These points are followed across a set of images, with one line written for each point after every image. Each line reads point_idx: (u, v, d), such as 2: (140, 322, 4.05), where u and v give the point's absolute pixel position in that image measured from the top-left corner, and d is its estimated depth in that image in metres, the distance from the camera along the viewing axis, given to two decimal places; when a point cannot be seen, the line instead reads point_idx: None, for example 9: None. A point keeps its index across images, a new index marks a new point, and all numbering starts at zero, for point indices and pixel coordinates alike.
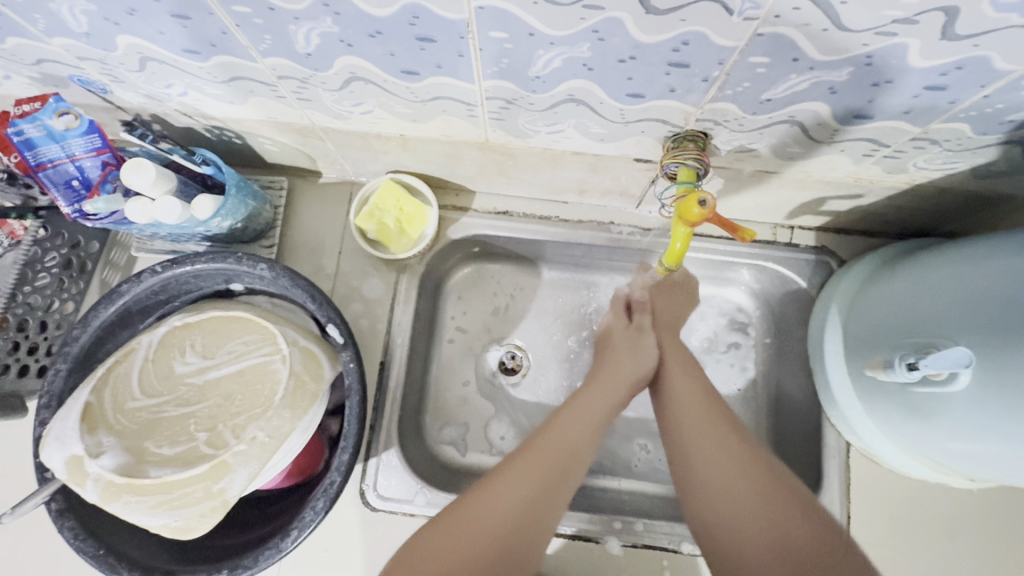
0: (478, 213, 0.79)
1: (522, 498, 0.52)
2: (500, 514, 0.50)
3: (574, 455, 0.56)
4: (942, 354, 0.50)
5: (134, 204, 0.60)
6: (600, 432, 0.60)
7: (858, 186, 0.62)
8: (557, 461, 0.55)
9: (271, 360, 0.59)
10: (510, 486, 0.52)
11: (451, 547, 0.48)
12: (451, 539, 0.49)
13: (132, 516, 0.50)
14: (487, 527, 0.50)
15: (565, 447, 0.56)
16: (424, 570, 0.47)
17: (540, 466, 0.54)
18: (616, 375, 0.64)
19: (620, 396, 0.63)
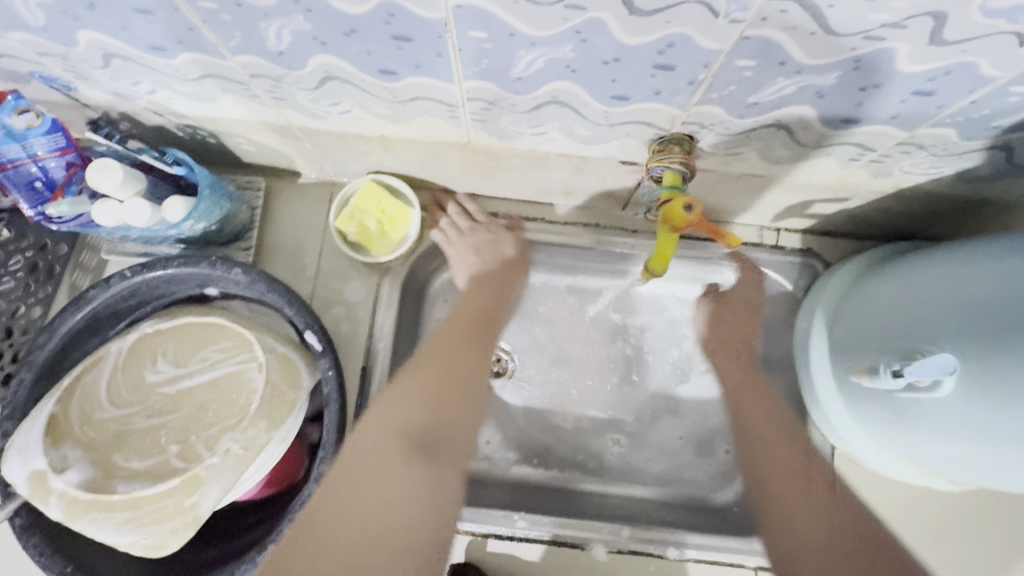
0: (462, 214, 0.77)
1: (454, 403, 0.64)
2: (424, 399, 0.63)
3: (486, 323, 0.71)
4: (926, 361, 0.49)
5: (101, 206, 0.58)
6: (491, 311, 0.72)
7: (844, 189, 0.62)
8: (470, 332, 0.69)
9: (246, 368, 0.58)
10: (406, 401, 0.62)
11: (405, 397, 0.62)
12: (415, 399, 0.62)
13: (98, 535, 0.48)
14: (440, 390, 0.64)
15: (474, 360, 0.67)
16: (378, 446, 0.59)
17: (462, 337, 0.68)
18: (494, 284, 0.73)
19: (489, 305, 0.72)
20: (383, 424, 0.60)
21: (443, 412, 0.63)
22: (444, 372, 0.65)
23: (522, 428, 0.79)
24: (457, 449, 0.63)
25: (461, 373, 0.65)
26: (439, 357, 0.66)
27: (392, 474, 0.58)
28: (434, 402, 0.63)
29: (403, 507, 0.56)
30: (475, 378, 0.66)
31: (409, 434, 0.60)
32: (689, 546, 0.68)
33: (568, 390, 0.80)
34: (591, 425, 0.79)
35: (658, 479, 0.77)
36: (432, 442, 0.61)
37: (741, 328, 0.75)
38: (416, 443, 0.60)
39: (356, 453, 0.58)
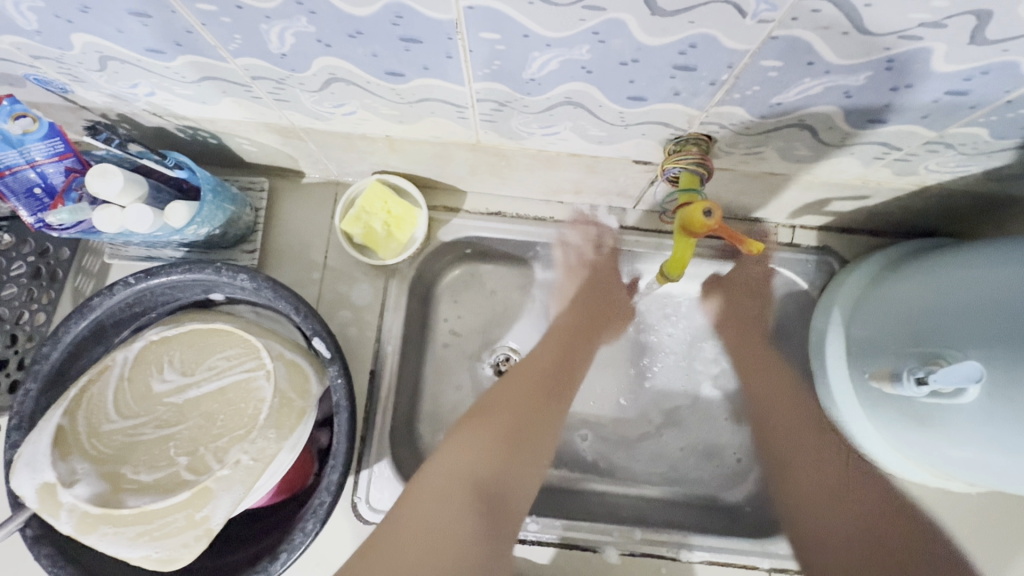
0: (469, 213, 0.76)
1: (536, 421, 0.68)
2: (527, 429, 0.67)
3: (568, 379, 0.72)
4: (950, 369, 0.48)
5: (102, 212, 0.56)
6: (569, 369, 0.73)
7: (864, 187, 0.60)
8: (540, 388, 0.70)
9: (254, 376, 0.57)
10: (443, 459, 0.62)
11: (502, 434, 0.66)
12: (499, 431, 0.66)
13: (109, 549, 0.47)
14: (514, 432, 0.66)
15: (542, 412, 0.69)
16: (433, 478, 0.61)
17: (541, 391, 0.70)
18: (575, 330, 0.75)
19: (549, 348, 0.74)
20: (465, 466, 0.62)
21: (475, 479, 0.62)
22: (512, 429, 0.67)
23: None
24: (518, 512, 0.63)
25: (542, 401, 0.70)
26: (535, 377, 0.71)
27: (457, 515, 0.59)
28: (489, 455, 0.64)
29: (457, 550, 0.57)
30: (545, 438, 0.68)
31: (474, 489, 0.62)
32: (697, 547, 0.68)
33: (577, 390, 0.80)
34: (602, 426, 0.79)
35: (671, 479, 0.77)
36: (491, 502, 0.62)
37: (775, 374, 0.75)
38: (482, 496, 0.62)
39: (430, 477, 0.61)
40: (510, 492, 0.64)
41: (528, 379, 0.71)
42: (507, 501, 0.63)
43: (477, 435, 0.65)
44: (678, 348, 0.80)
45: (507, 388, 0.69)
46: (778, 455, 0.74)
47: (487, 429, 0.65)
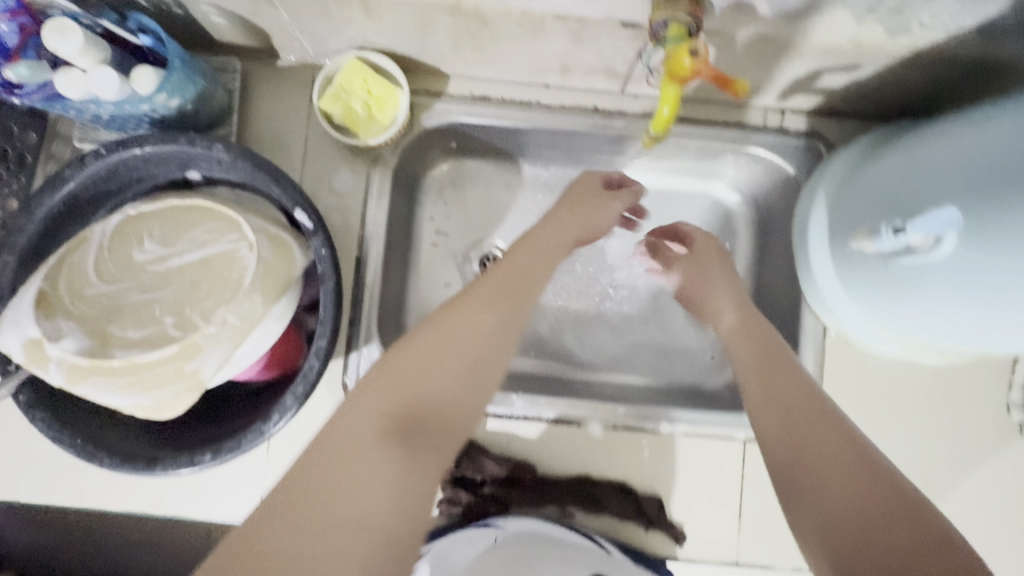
0: (453, 98, 0.73)
1: (486, 330, 0.52)
2: (470, 339, 0.51)
3: (517, 297, 0.56)
4: (931, 217, 0.50)
5: (64, 75, 0.54)
6: (531, 283, 0.58)
7: (855, 53, 0.59)
8: (504, 297, 0.56)
9: (236, 248, 0.56)
10: (371, 387, 0.47)
11: (435, 348, 0.50)
12: (430, 349, 0.49)
13: (100, 397, 0.48)
14: (453, 350, 0.50)
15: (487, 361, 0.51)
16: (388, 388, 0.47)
17: (498, 301, 0.55)
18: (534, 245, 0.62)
19: (543, 271, 0.61)
20: (384, 390, 0.47)
21: (441, 375, 0.49)
22: (461, 335, 0.51)
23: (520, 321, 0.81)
24: (450, 435, 0.48)
25: (508, 324, 0.54)
26: (496, 284, 0.56)
27: (376, 464, 0.42)
28: (460, 360, 0.50)
29: (377, 513, 0.41)
30: (491, 355, 0.52)
31: (392, 417, 0.45)
32: (678, 419, 0.71)
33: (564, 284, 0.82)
34: (587, 318, 0.81)
35: (653, 367, 0.80)
36: (414, 434, 0.45)
37: (750, 329, 0.60)
38: (408, 421, 0.46)
39: (353, 419, 0.45)
40: (464, 402, 0.49)
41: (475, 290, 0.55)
42: (451, 424, 0.48)
43: (465, 315, 0.53)
44: None
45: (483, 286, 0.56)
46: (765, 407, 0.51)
47: (455, 321, 0.52)
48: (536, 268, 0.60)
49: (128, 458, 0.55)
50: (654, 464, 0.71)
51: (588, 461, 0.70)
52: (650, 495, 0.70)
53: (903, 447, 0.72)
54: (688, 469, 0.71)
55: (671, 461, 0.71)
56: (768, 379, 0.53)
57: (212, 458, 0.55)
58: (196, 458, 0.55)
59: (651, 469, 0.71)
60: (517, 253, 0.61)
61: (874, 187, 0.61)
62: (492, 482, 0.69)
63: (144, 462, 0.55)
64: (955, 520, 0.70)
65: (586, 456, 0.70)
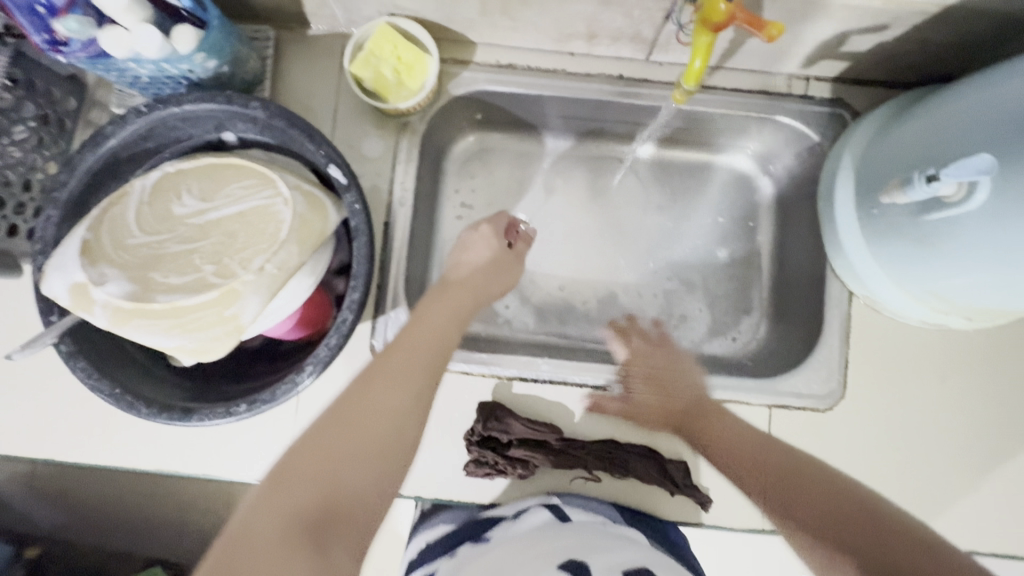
0: (479, 67, 0.74)
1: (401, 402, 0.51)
2: (389, 415, 0.49)
3: (433, 363, 0.56)
4: (963, 163, 0.49)
5: (108, 34, 0.55)
6: (446, 350, 0.58)
7: (886, 11, 0.59)
8: (421, 365, 0.54)
9: (272, 203, 0.57)
10: (276, 489, 0.42)
11: (346, 436, 0.46)
12: (343, 429, 0.47)
13: (144, 339, 0.50)
14: (363, 432, 0.47)
15: (402, 439, 0.49)
16: (299, 485, 0.43)
17: (410, 370, 0.53)
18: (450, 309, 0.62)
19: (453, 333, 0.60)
20: (292, 489, 0.42)
21: (355, 461, 0.46)
22: (372, 414, 0.48)
23: (543, 292, 0.82)
24: (365, 522, 0.45)
25: (425, 394, 0.53)
26: (409, 355, 0.54)
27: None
28: (372, 443, 0.47)
29: None
30: (408, 425, 0.50)
31: (304, 515, 0.41)
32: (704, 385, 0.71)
33: (586, 255, 0.83)
34: (609, 288, 0.82)
35: (675, 337, 0.80)
36: (328, 528, 0.42)
37: (746, 442, 0.63)
38: (317, 521, 0.41)
39: (259, 522, 0.40)
40: (380, 487, 0.47)
41: (390, 364, 0.53)
42: (361, 512, 0.45)
43: (379, 395, 0.50)
44: (681, 216, 0.84)
45: (398, 360, 0.54)
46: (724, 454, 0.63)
47: (367, 401, 0.49)
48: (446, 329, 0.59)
49: (165, 408, 0.56)
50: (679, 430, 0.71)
51: (612, 425, 0.71)
52: (677, 460, 0.69)
53: (930, 415, 0.71)
54: None
55: None
56: (825, 513, 0.53)
57: (247, 409, 0.56)
58: (231, 409, 0.56)
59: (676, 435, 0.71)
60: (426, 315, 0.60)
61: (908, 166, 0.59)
62: (521, 443, 0.69)
63: (180, 411, 0.56)
64: (983, 489, 0.70)
65: (611, 420, 0.71)
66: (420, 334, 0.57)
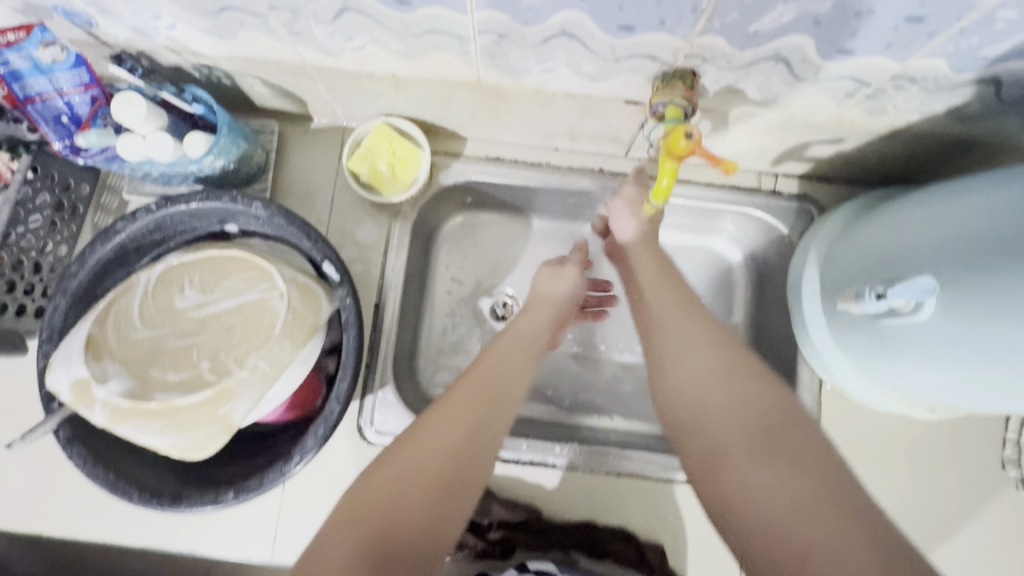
0: (469, 159, 0.80)
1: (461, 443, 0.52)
2: (452, 444, 0.52)
3: (506, 389, 0.58)
4: (908, 284, 0.53)
5: (125, 140, 0.60)
6: (522, 381, 0.60)
7: (840, 130, 0.64)
8: (490, 393, 0.57)
9: (269, 297, 0.60)
10: (347, 525, 0.46)
11: (405, 470, 0.50)
12: (405, 460, 0.50)
13: (140, 437, 0.52)
14: (422, 463, 0.50)
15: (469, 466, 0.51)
16: (363, 520, 0.47)
17: (471, 414, 0.55)
18: (520, 341, 0.64)
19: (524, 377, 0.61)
20: (356, 527, 0.46)
21: (410, 489, 0.49)
22: (433, 443, 0.51)
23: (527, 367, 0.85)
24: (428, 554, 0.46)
25: (493, 422, 0.55)
26: (473, 384, 0.57)
27: None
28: (432, 472, 0.50)
29: None
30: (478, 449, 0.53)
31: (367, 548, 0.45)
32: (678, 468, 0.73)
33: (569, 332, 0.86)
34: (591, 364, 0.85)
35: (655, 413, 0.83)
36: (384, 559, 0.44)
37: (688, 343, 0.58)
38: (378, 554, 0.44)
39: (328, 559, 0.44)
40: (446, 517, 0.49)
41: (459, 393, 0.56)
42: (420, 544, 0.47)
43: (444, 424, 0.53)
44: None
45: (461, 388, 0.57)
46: (667, 361, 0.58)
47: (429, 431, 0.52)
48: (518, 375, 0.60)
49: (155, 495, 0.58)
50: (656, 512, 0.72)
51: (591, 506, 0.73)
52: (651, 542, 0.71)
53: (901, 501, 0.73)
54: (689, 516, 0.72)
55: (672, 508, 0.73)
56: (711, 394, 0.53)
57: (235, 496, 0.58)
58: (220, 497, 0.58)
59: (653, 518, 0.72)
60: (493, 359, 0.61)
61: (865, 271, 0.63)
62: (500, 526, 0.70)
63: (170, 498, 0.58)
64: None
65: (590, 501, 0.73)
66: (489, 362, 0.61)
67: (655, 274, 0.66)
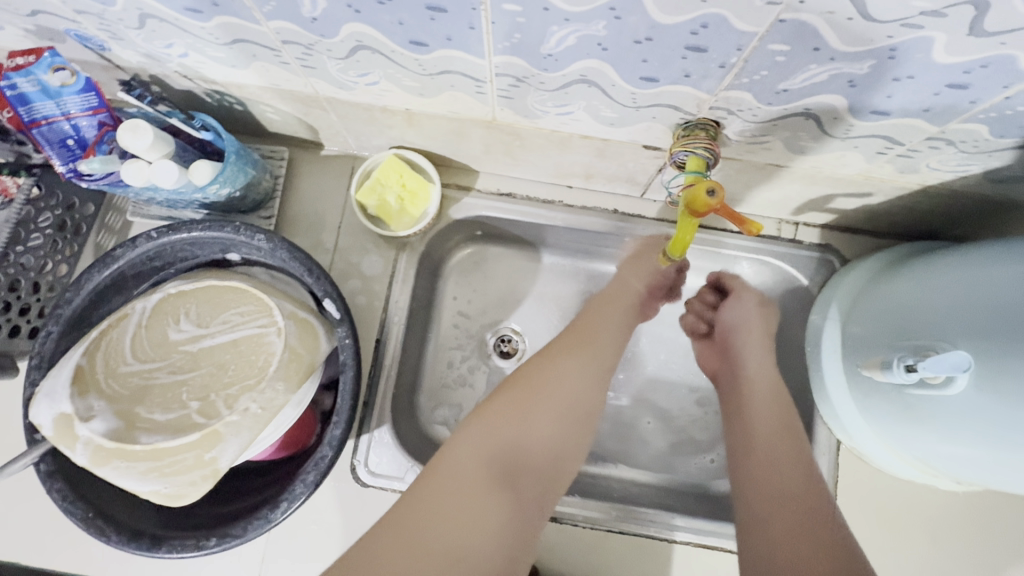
0: (481, 193, 0.78)
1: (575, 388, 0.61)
2: (572, 385, 0.61)
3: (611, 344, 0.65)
4: (940, 357, 0.50)
5: (130, 166, 0.59)
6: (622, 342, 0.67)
7: (868, 184, 0.61)
8: (596, 343, 0.65)
9: (266, 332, 0.58)
10: (479, 431, 0.57)
11: (522, 405, 0.58)
12: (528, 389, 0.59)
13: (121, 481, 0.50)
14: (549, 399, 0.59)
15: (575, 403, 0.61)
16: (491, 437, 0.56)
17: (581, 366, 0.62)
18: (619, 299, 0.68)
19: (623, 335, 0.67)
20: (484, 437, 0.56)
21: (533, 427, 0.58)
22: (551, 391, 0.60)
23: None
24: (540, 472, 0.58)
25: (602, 372, 0.63)
26: (582, 339, 0.64)
27: (473, 501, 0.53)
28: (553, 402, 0.60)
29: (468, 549, 0.50)
30: (593, 394, 0.62)
31: (494, 463, 0.55)
32: (681, 528, 0.69)
33: None
34: (598, 409, 0.81)
35: (661, 465, 0.79)
36: (505, 476, 0.55)
37: (756, 395, 0.63)
38: (500, 469, 0.55)
39: (460, 455, 0.55)
40: (558, 448, 0.59)
41: (587, 341, 0.64)
42: (535, 465, 0.58)
43: (562, 371, 0.61)
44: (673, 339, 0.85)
45: (571, 339, 0.64)
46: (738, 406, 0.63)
47: (551, 373, 0.61)
48: (619, 334, 0.67)
49: (134, 537, 0.55)
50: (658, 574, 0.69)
51: (590, 564, 0.69)
52: None
53: None
54: None
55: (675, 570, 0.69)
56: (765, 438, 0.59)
57: (217, 543, 0.56)
58: (200, 543, 0.56)
59: None
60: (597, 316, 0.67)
61: (893, 334, 0.59)
62: None
63: (149, 542, 0.55)
64: None
65: (589, 559, 0.69)
66: (608, 308, 0.68)
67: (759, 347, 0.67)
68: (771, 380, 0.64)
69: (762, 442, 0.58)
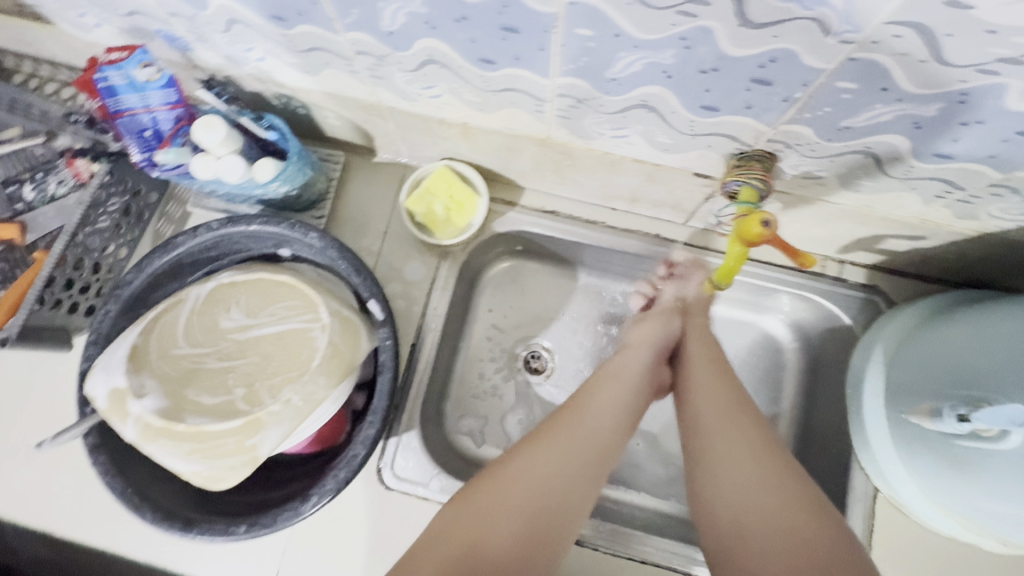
0: (525, 209, 0.79)
1: (556, 473, 0.55)
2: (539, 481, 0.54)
3: (593, 443, 0.59)
4: (997, 409, 0.52)
5: (199, 160, 0.62)
6: (614, 438, 0.60)
7: (922, 227, 0.61)
8: (571, 426, 0.59)
9: (309, 328, 0.60)
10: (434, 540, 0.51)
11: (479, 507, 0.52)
12: (486, 486, 0.54)
13: (166, 460, 0.52)
14: (501, 503, 0.53)
15: (532, 509, 0.53)
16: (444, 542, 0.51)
17: (559, 452, 0.57)
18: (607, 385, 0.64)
19: (621, 419, 0.62)
20: (439, 542, 0.51)
21: (485, 527, 0.51)
22: (503, 492, 0.53)
23: None
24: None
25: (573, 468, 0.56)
26: (554, 425, 0.59)
27: None
28: (516, 512, 0.52)
29: None
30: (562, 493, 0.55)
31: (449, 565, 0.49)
32: (705, 563, 0.68)
33: None
34: None
35: (686, 496, 0.77)
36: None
37: (733, 444, 0.56)
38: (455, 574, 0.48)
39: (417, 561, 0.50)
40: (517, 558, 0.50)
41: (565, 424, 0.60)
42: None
43: (527, 467, 0.55)
44: None
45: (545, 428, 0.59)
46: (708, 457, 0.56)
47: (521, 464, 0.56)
48: (613, 420, 0.61)
49: (168, 517, 0.57)
50: None
51: None
52: None
53: None
54: None
55: None
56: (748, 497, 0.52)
57: (245, 531, 0.57)
58: (230, 529, 0.57)
59: None
60: (590, 398, 0.62)
61: (941, 382, 0.59)
62: None
63: (181, 523, 0.57)
64: None
65: None
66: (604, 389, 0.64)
67: (712, 389, 0.62)
68: (736, 422, 0.58)
69: (745, 503, 0.52)
